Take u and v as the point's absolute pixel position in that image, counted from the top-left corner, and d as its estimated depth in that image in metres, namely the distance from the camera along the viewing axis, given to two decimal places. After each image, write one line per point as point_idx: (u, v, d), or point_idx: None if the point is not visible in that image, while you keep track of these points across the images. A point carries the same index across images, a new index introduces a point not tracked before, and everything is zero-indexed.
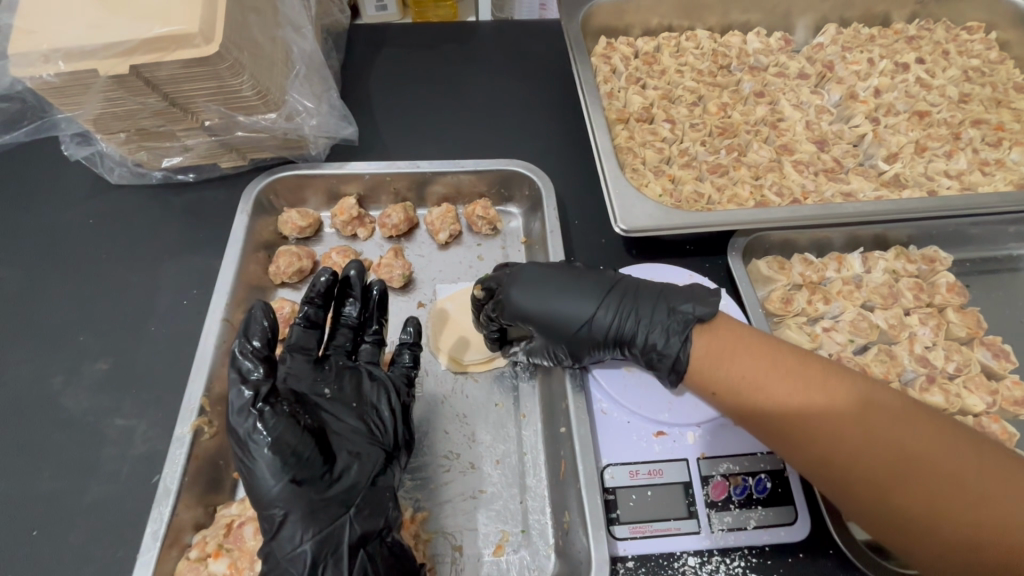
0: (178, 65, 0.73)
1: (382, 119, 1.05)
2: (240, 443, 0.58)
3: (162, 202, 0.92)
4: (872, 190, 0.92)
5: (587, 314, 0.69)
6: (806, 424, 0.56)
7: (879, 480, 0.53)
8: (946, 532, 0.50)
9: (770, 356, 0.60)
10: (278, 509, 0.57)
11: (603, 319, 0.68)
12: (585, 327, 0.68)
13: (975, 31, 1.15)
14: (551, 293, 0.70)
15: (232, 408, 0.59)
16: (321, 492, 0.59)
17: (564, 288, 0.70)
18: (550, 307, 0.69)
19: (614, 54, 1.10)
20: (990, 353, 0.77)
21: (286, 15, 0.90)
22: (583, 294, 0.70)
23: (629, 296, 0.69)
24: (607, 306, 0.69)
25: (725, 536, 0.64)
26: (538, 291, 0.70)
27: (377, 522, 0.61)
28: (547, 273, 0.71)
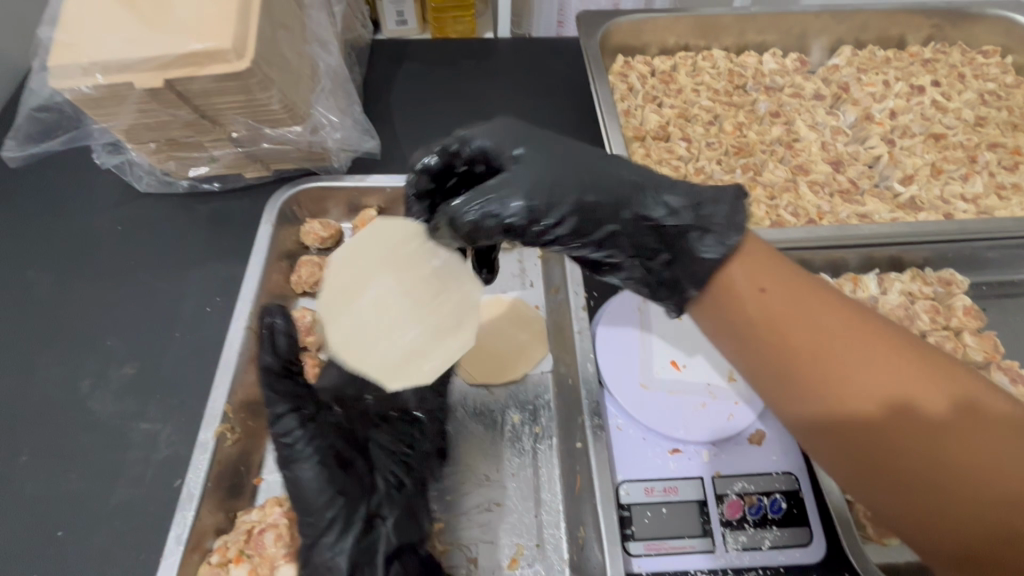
0: (211, 80, 0.75)
1: (403, 132, 1.08)
2: (292, 455, 0.63)
3: (187, 210, 0.95)
4: (888, 212, 0.93)
5: (582, 176, 0.58)
6: (836, 386, 0.50)
7: (882, 457, 0.49)
8: (966, 521, 0.46)
9: (804, 313, 0.52)
10: (324, 516, 0.61)
11: (598, 188, 0.58)
12: (581, 190, 0.57)
13: (990, 55, 1.16)
14: (550, 138, 0.61)
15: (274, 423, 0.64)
16: (363, 505, 0.63)
17: (562, 151, 0.60)
18: (545, 146, 0.60)
19: (631, 73, 1.12)
20: (1007, 378, 0.76)
21: (313, 31, 0.93)
22: (577, 158, 0.59)
23: (626, 168, 0.60)
24: (610, 175, 0.59)
25: (739, 555, 0.64)
26: (540, 137, 0.62)
27: (413, 533, 0.64)
28: (546, 128, 0.63)
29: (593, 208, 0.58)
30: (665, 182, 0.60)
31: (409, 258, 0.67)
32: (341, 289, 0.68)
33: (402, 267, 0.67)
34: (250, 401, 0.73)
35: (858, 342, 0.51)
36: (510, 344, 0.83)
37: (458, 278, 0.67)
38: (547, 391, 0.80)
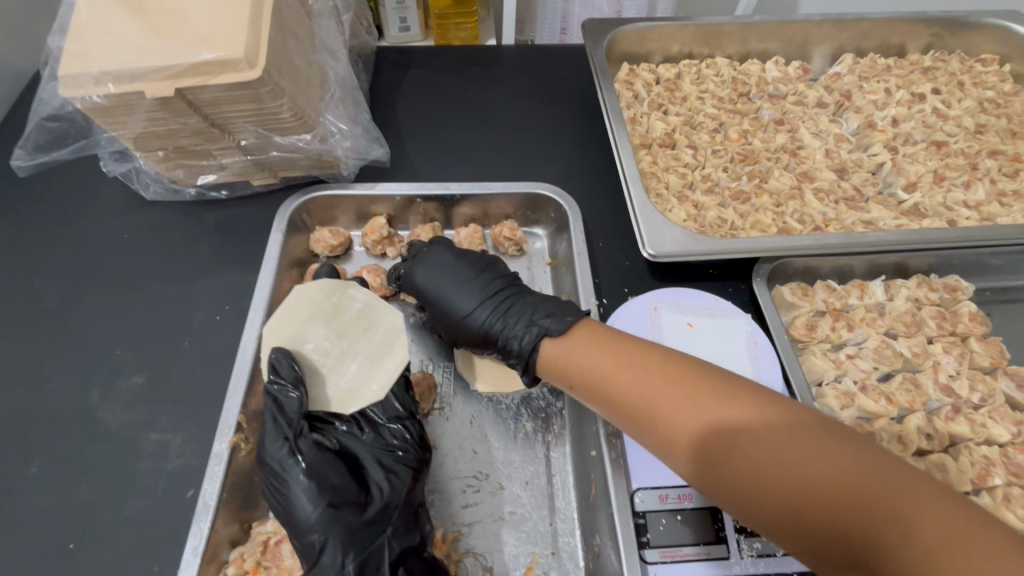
0: (222, 89, 0.76)
1: (409, 139, 1.08)
2: (274, 473, 0.60)
3: (195, 218, 0.95)
4: (893, 219, 0.94)
5: (462, 306, 0.75)
6: (671, 412, 0.57)
7: (750, 473, 0.53)
8: (830, 524, 0.50)
9: (626, 353, 0.63)
10: (316, 535, 0.58)
11: (471, 312, 0.75)
12: (459, 314, 0.76)
13: (988, 64, 1.18)
14: (449, 278, 0.78)
15: (268, 437, 0.62)
16: (355, 517, 0.60)
17: (466, 276, 0.77)
18: (438, 288, 0.77)
19: (636, 80, 1.13)
20: (1014, 383, 0.77)
21: (322, 40, 0.93)
22: (472, 287, 0.76)
23: (512, 303, 0.74)
24: (486, 304, 0.74)
25: (754, 562, 0.64)
26: (436, 275, 0.78)
27: (411, 540, 0.62)
28: (451, 258, 0.79)
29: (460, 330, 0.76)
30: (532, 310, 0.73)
31: (336, 305, 0.71)
32: (286, 338, 0.69)
33: (330, 315, 0.71)
34: (263, 410, 0.73)
35: (662, 368, 0.60)
36: None
37: (382, 313, 0.73)
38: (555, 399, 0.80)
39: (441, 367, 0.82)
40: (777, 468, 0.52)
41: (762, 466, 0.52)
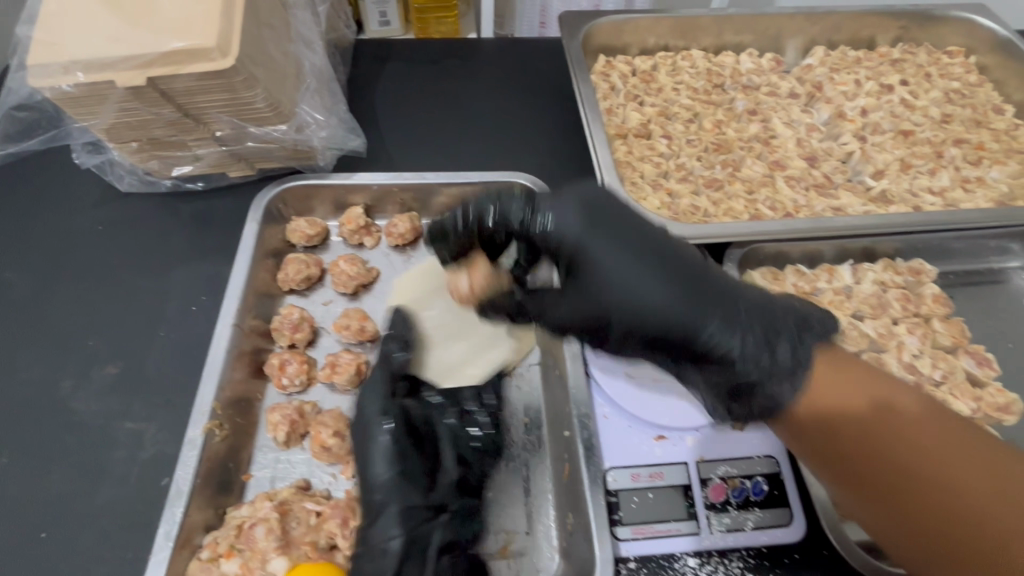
0: (195, 78, 0.75)
1: (387, 130, 1.08)
2: (366, 439, 0.67)
3: (170, 209, 0.94)
4: (861, 206, 0.96)
5: (657, 295, 0.59)
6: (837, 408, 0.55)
7: (895, 481, 0.53)
8: (970, 540, 0.49)
9: (877, 383, 0.56)
10: (378, 498, 0.64)
11: (664, 305, 0.59)
12: (629, 298, 0.60)
13: (954, 56, 1.21)
14: (608, 235, 0.61)
15: (380, 399, 0.70)
16: (417, 495, 0.65)
17: (617, 245, 0.60)
18: (584, 247, 0.60)
19: (613, 72, 1.14)
20: (974, 361, 0.80)
21: (297, 31, 0.93)
22: (625, 270, 0.59)
23: (698, 286, 0.60)
24: (657, 286, 0.59)
25: (723, 536, 0.66)
26: (605, 233, 0.60)
27: (463, 532, 0.66)
28: (604, 206, 0.62)
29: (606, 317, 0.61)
30: (724, 309, 0.59)
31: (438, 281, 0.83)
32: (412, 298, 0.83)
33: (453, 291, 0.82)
34: (238, 398, 0.73)
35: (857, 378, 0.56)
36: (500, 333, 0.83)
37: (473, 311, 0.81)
38: (534, 386, 0.82)
39: None
40: (926, 472, 0.51)
41: (911, 462, 0.52)
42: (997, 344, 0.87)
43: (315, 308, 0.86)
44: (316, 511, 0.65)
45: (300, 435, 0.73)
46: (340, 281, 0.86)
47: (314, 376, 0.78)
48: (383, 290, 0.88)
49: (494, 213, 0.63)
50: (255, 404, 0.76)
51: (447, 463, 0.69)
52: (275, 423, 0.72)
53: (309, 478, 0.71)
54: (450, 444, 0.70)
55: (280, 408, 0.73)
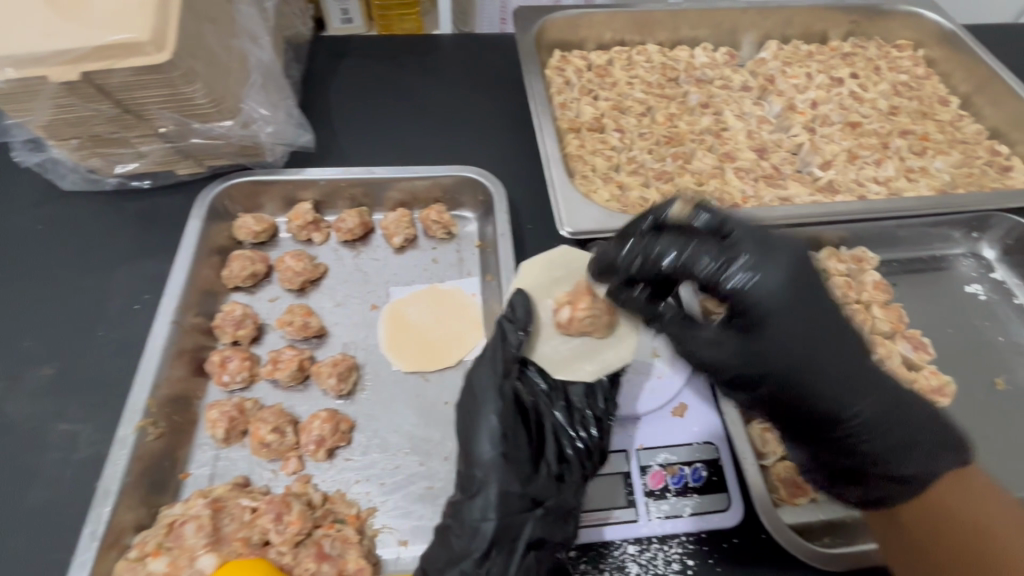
0: (131, 73, 0.74)
1: (341, 126, 1.07)
2: (467, 417, 0.64)
3: (115, 208, 0.93)
4: (808, 195, 0.98)
5: (761, 355, 0.60)
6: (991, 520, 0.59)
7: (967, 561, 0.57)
8: None
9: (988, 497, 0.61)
10: (479, 474, 0.61)
11: (789, 365, 0.60)
12: (722, 351, 0.62)
13: (903, 50, 1.24)
14: (803, 318, 0.59)
15: (495, 371, 0.64)
16: (517, 481, 0.61)
17: (813, 335, 0.60)
18: (813, 350, 0.60)
19: (568, 67, 1.14)
20: (910, 346, 0.82)
21: (243, 25, 0.91)
22: (801, 352, 0.60)
23: (852, 376, 0.61)
24: (796, 353, 0.60)
25: (662, 523, 0.66)
26: (801, 324, 0.59)
27: (558, 532, 0.61)
28: (810, 288, 0.60)
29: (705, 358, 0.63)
30: (878, 397, 0.62)
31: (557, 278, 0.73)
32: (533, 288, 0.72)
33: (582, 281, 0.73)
34: (176, 396, 0.73)
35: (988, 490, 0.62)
36: (448, 331, 0.84)
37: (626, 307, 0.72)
38: None
39: (365, 348, 0.82)
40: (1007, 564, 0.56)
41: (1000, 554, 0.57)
42: (937, 329, 0.89)
43: (260, 304, 0.86)
44: (250, 507, 0.64)
45: (240, 432, 0.72)
46: (286, 277, 0.86)
47: (257, 373, 0.78)
48: (331, 285, 0.88)
49: (657, 251, 0.62)
50: (195, 402, 0.75)
51: (547, 453, 0.65)
52: (213, 420, 0.71)
53: (249, 475, 0.70)
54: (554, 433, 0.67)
55: (219, 405, 0.72)
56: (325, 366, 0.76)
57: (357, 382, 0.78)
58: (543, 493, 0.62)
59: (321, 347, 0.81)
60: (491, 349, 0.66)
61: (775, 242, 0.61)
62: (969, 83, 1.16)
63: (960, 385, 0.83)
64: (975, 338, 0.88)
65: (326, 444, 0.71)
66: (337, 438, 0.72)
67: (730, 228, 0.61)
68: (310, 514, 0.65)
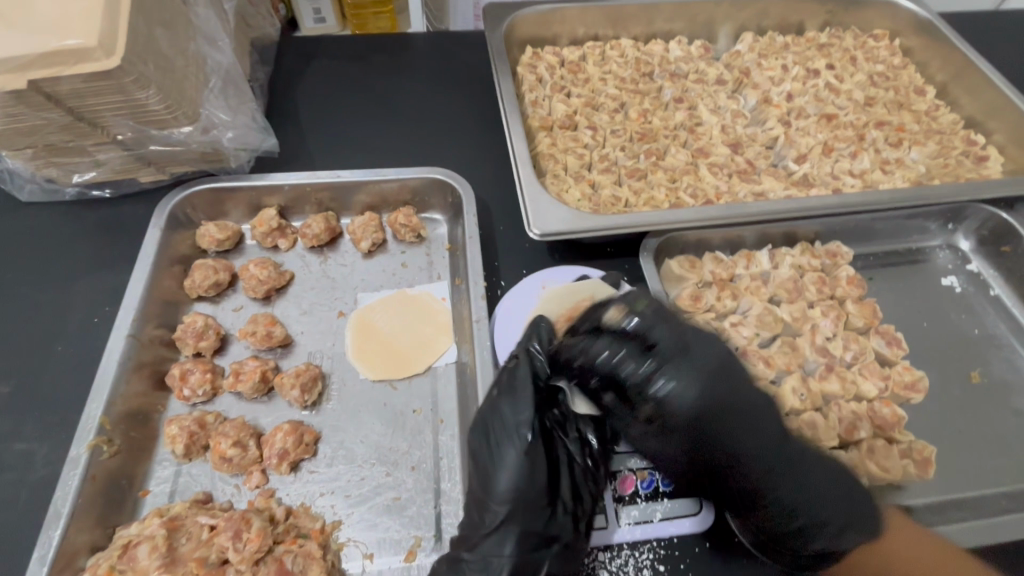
0: (80, 80, 0.70)
1: (309, 129, 1.05)
2: (488, 451, 0.63)
3: (75, 219, 0.90)
4: (783, 190, 0.96)
5: (677, 429, 0.63)
6: None
7: None
8: None
9: None
10: (500, 511, 0.60)
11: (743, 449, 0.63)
12: (681, 398, 0.62)
13: (880, 39, 1.22)
14: (748, 414, 0.63)
15: (512, 411, 0.64)
16: (536, 518, 0.60)
17: (750, 431, 0.63)
18: (759, 442, 0.63)
19: (540, 63, 1.12)
20: (884, 341, 0.83)
21: (200, 28, 0.89)
22: (751, 432, 0.63)
23: (773, 462, 0.62)
24: (747, 445, 0.63)
25: (632, 529, 0.65)
26: (749, 418, 0.63)
27: (571, 567, 0.61)
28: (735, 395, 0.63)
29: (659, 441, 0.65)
30: (794, 477, 0.63)
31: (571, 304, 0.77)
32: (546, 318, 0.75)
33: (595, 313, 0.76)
34: (134, 412, 0.71)
35: None
36: (417, 337, 0.83)
37: None
38: (452, 384, 0.79)
39: (331, 357, 0.80)
40: None
41: None
42: (913, 323, 0.88)
43: (225, 314, 0.84)
44: (209, 525, 0.63)
45: (201, 447, 0.71)
46: (250, 286, 0.84)
47: (219, 386, 0.76)
48: (297, 293, 0.86)
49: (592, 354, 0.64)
50: (155, 417, 0.73)
51: (562, 487, 0.62)
52: (173, 436, 0.70)
53: (210, 491, 0.69)
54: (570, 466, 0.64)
55: (178, 419, 0.71)
56: (288, 377, 0.75)
57: (323, 392, 0.77)
58: (558, 529, 0.60)
59: (287, 357, 0.80)
60: (513, 385, 0.65)
61: (697, 343, 0.65)
62: (946, 72, 1.14)
63: (936, 379, 0.82)
64: (951, 331, 0.88)
65: (289, 458, 0.69)
66: (301, 450, 0.70)
67: (656, 339, 0.64)
68: (271, 531, 0.64)
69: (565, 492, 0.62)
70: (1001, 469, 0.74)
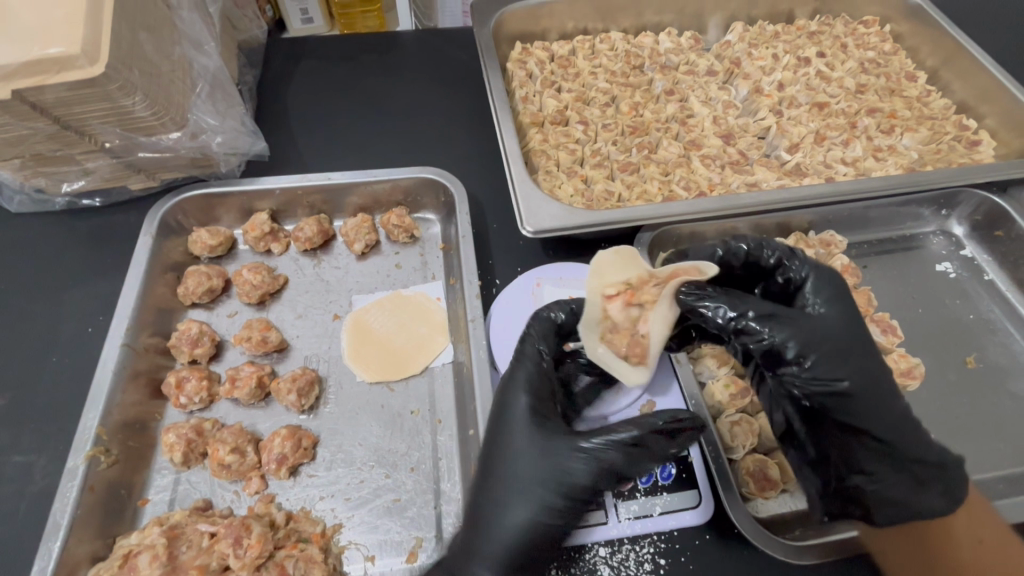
0: (64, 89, 0.69)
1: (299, 132, 1.04)
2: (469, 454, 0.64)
3: (66, 229, 0.90)
4: (776, 179, 0.96)
5: (826, 345, 0.62)
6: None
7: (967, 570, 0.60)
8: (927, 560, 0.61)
9: None
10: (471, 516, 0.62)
11: (805, 352, 0.62)
12: (806, 341, 0.62)
13: (870, 25, 1.21)
14: (851, 338, 0.63)
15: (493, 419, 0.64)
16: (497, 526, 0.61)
17: (865, 361, 0.62)
18: (866, 372, 0.62)
19: (529, 59, 1.11)
20: (879, 329, 0.83)
21: (185, 32, 0.88)
22: (831, 346, 0.62)
23: (891, 418, 0.62)
24: (823, 344, 0.62)
25: (631, 524, 0.66)
26: (847, 338, 0.63)
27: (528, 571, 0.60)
28: (837, 305, 0.66)
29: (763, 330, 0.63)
30: (896, 430, 0.62)
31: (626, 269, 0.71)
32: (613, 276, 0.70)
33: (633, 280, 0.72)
34: (130, 421, 0.71)
35: None
36: (412, 338, 0.82)
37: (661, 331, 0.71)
38: (449, 384, 0.79)
39: (327, 360, 0.80)
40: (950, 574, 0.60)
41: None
42: (908, 310, 0.88)
43: (219, 320, 0.84)
44: (209, 533, 0.63)
45: (200, 454, 0.71)
46: (244, 291, 0.83)
47: (216, 393, 0.76)
48: (291, 296, 0.86)
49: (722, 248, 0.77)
50: (152, 425, 0.73)
51: (526, 506, 0.60)
52: (170, 444, 0.70)
53: (210, 497, 0.69)
54: (547, 487, 0.60)
55: (176, 428, 0.71)
56: (285, 382, 0.74)
57: (320, 395, 0.77)
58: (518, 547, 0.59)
59: (283, 361, 0.80)
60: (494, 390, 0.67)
61: (819, 266, 0.69)
62: (936, 57, 1.14)
63: (932, 365, 0.83)
64: (946, 318, 0.88)
65: (288, 462, 0.69)
66: (299, 455, 0.70)
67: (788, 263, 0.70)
68: (271, 536, 0.64)
69: (528, 513, 0.60)
70: (999, 454, 0.75)
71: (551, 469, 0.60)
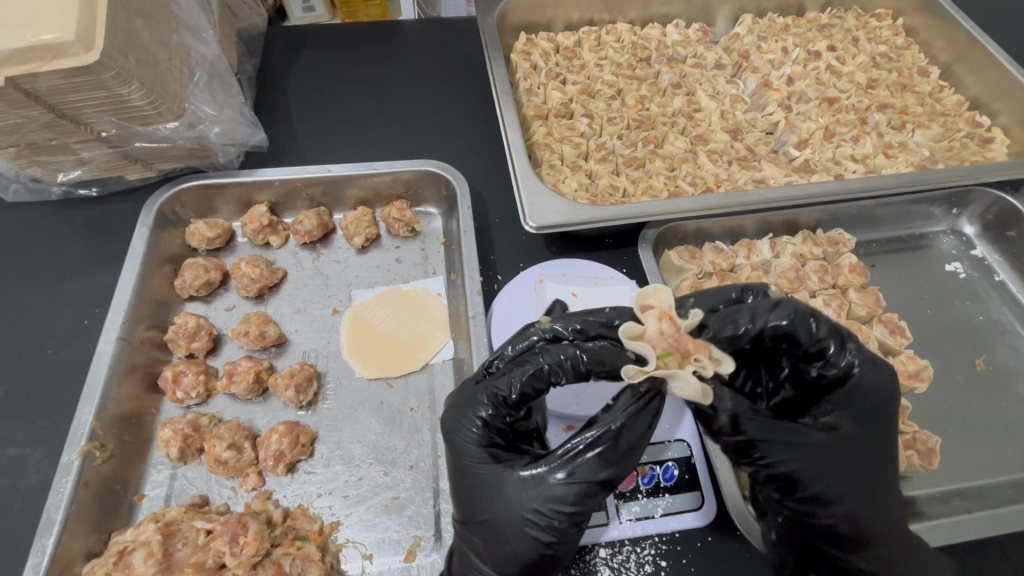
0: (58, 76, 0.67)
1: (299, 122, 1.03)
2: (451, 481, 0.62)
3: (63, 219, 0.88)
4: (784, 176, 0.94)
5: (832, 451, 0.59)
6: None
7: None
8: None
9: None
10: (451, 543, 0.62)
11: (799, 468, 0.58)
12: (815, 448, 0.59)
13: (882, 19, 1.19)
14: (865, 443, 0.61)
15: (460, 464, 0.59)
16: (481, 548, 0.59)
17: (869, 467, 0.60)
18: (867, 476, 0.60)
19: (534, 50, 1.09)
20: (887, 330, 0.81)
21: (182, 19, 0.86)
22: (847, 454, 0.60)
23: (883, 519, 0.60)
24: (836, 457, 0.59)
25: (633, 525, 0.65)
26: (861, 444, 0.61)
27: None
28: (867, 407, 0.61)
29: (756, 436, 0.57)
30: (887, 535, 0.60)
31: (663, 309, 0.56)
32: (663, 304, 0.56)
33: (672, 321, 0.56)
34: (127, 415, 0.70)
35: None
36: (412, 334, 0.81)
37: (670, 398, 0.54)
38: (449, 381, 0.78)
39: (326, 355, 0.79)
40: None
41: None
42: (916, 310, 0.87)
43: (217, 314, 0.83)
44: (205, 530, 0.62)
45: (196, 449, 0.70)
46: (242, 284, 0.82)
47: (213, 387, 0.75)
48: (290, 290, 0.85)
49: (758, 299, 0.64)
50: (148, 420, 0.73)
51: (515, 548, 0.56)
52: (166, 440, 0.69)
53: (206, 494, 0.69)
54: (517, 539, 0.56)
55: (172, 423, 0.70)
56: (282, 377, 0.73)
57: (318, 391, 0.76)
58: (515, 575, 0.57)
59: (281, 356, 0.79)
60: (455, 436, 0.60)
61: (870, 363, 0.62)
62: (949, 52, 1.12)
63: (939, 367, 0.81)
64: (955, 319, 0.86)
65: (285, 459, 0.69)
66: (297, 451, 0.70)
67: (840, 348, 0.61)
68: (268, 533, 0.63)
69: (519, 551, 0.56)
70: (1006, 459, 0.73)
71: (521, 507, 0.55)
